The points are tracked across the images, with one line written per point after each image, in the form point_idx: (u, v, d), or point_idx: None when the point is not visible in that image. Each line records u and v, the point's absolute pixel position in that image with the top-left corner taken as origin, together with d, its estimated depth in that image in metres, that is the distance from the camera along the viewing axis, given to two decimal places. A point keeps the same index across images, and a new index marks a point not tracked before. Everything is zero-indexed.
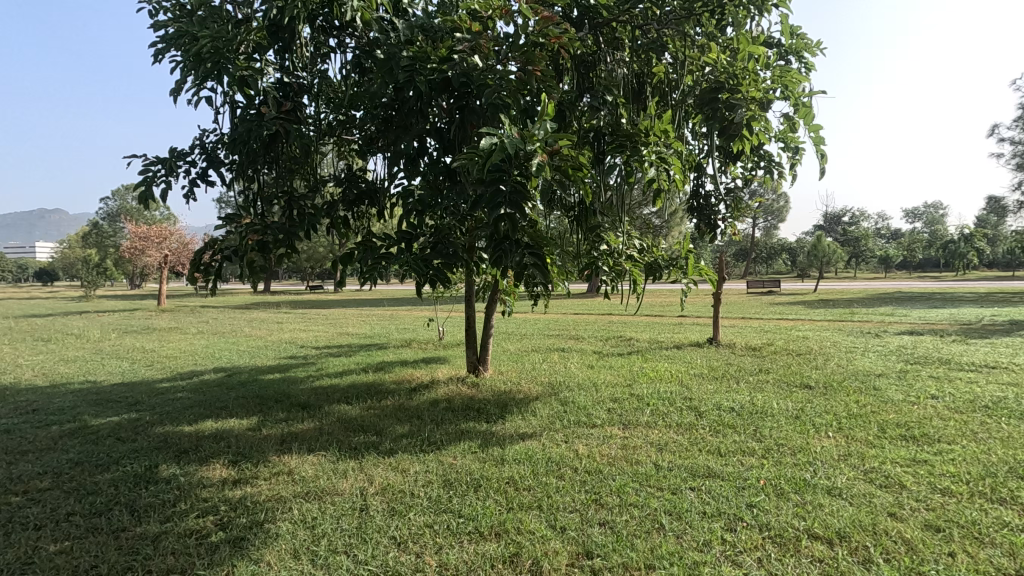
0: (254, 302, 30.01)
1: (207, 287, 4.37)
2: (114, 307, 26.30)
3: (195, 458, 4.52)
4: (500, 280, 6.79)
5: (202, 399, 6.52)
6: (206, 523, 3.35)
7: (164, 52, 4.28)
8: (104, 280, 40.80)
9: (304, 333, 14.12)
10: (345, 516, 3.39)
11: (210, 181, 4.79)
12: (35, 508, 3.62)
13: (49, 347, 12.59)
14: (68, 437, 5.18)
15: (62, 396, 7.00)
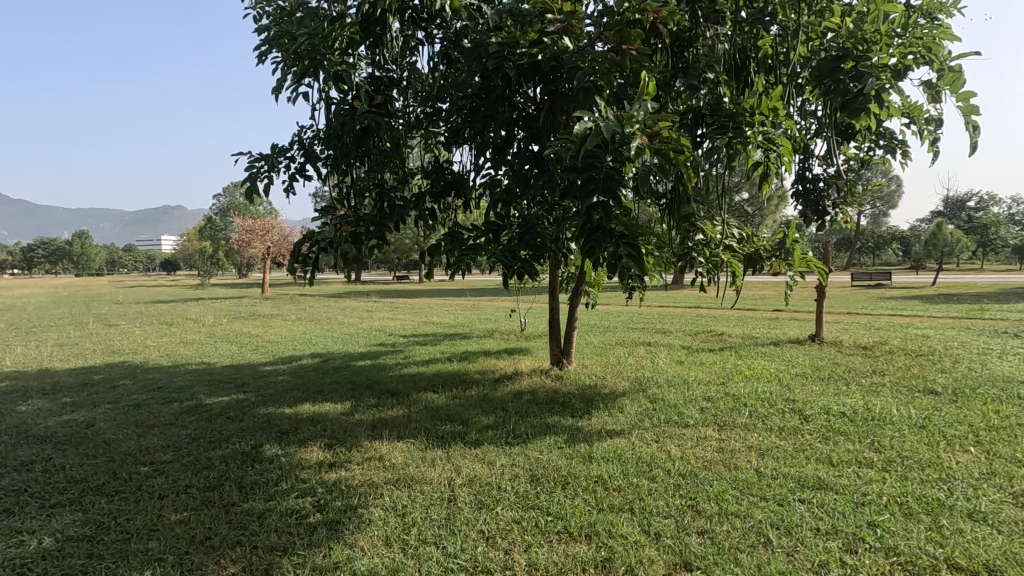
0: (346, 291, 31.60)
1: (305, 278, 4.57)
2: (225, 295, 28.70)
3: (295, 439, 4.77)
4: (584, 272, 6.63)
5: (300, 383, 6.90)
6: (305, 504, 3.50)
7: (266, 53, 4.47)
8: (217, 270, 44.93)
9: (392, 322, 14.65)
10: (434, 505, 3.41)
11: (307, 176, 4.99)
12: (159, 479, 3.96)
13: (172, 330, 13.95)
14: (186, 414, 5.65)
15: (181, 376, 7.69)
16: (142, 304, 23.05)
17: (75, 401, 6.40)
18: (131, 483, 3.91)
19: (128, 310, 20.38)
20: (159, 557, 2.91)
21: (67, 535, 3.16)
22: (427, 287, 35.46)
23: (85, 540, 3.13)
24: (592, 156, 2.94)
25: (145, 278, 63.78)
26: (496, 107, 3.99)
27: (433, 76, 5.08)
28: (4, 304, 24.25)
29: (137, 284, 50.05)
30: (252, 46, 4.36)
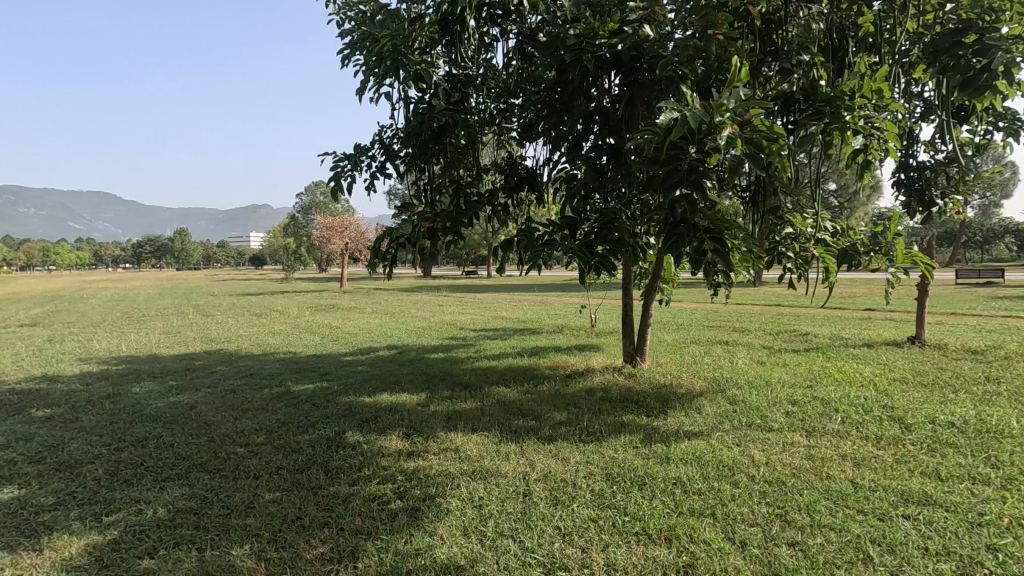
0: (418, 286, 32.54)
1: (384, 273, 4.71)
2: (306, 289, 30.31)
3: (375, 427, 4.96)
4: (661, 268, 6.43)
5: (378, 373, 7.18)
6: (386, 490, 3.63)
7: (350, 57, 4.65)
8: (300, 265, 47.65)
9: (463, 316, 14.93)
10: (509, 499, 3.44)
11: (387, 174, 5.15)
12: (254, 460, 4.25)
13: (262, 321, 14.93)
14: (276, 400, 6.04)
15: (271, 364, 8.21)
16: (234, 297, 24.82)
17: (181, 384, 7.00)
18: (230, 462, 4.22)
19: (223, 302, 22.01)
20: (256, 533, 3.11)
21: (177, 507, 3.45)
22: (496, 282, 35.81)
23: (193, 512, 3.41)
24: (676, 148, 2.84)
25: (237, 273, 68.64)
26: (572, 101, 3.94)
27: (507, 72, 5.09)
28: (119, 296, 26.90)
29: (230, 278, 53.92)
30: (336, 51, 4.55)
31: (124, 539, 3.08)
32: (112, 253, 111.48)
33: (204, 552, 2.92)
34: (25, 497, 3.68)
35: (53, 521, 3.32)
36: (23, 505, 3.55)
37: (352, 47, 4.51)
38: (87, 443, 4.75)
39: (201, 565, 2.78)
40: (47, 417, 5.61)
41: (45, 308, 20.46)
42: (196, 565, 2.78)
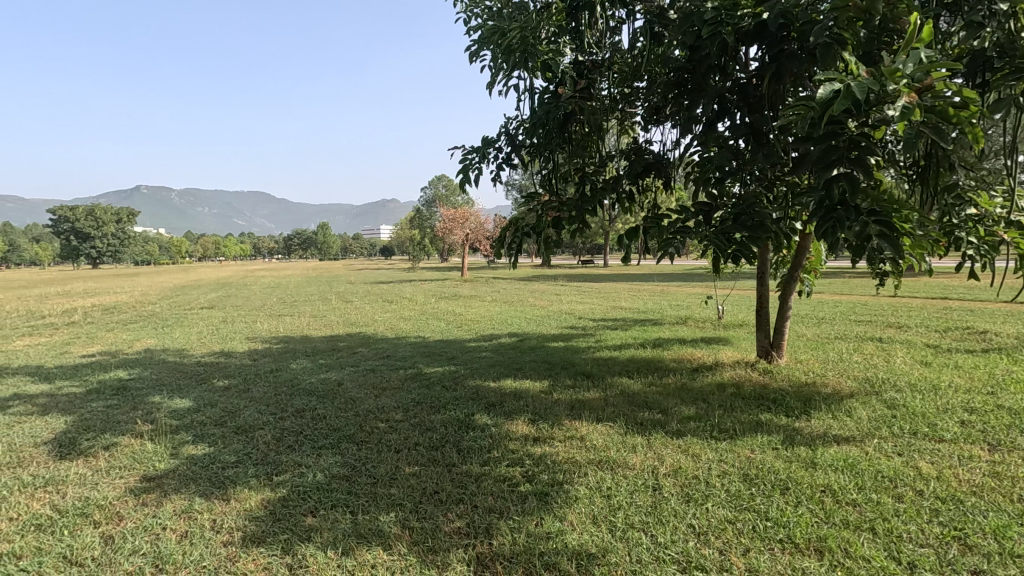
0: (535, 275, 33.01)
1: (510, 261, 4.82)
2: (431, 277, 32.05)
3: (502, 411, 5.13)
4: (804, 256, 5.87)
5: (501, 360, 7.42)
6: (515, 473, 3.74)
7: (478, 53, 4.76)
8: (424, 255, 50.50)
9: (581, 305, 14.89)
10: (639, 491, 3.38)
11: (512, 165, 5.22)
12: (394, 435, 4.60)
13: (394, 307, 16.08)
14: (411, 380, 6.48)
15: (404, 347, 8.83)
16: (369, 285, 26.95)
17: (329, 362, 7.79)
18: (373, 435, 4.62)
19: (359, 289, 24.01)
20: (400, 502, 3.36)
21: (332, 473, 3.85)
22: (613, 272, 35.18)
23: (346, 478, 3.78)
24: (834, 121, 2.55)
25: (368, 263, 74.29)
26: (705, 79, 3.70)
27: (634, 53, 4.90)
28: (276, 283, 30.43)
29: (364, 268, 58.56)
30: (465, 47, 4.69)
31: (291, 497, 3.50)
32: (268, 246, 126.75)
33: (357, 515, 3.22)
34: (214, 453, 4.33)
35: (236, 476, 3.86)
36: (213, 460, 4.17)
37: (479, 43, 4.62)
38: (258, 411, 5.46)
39: (355, 527, 3.07)
40: (227, 387, 6.54)
41: (220, 293, 23.73)
42: (350, 526, 3.08)
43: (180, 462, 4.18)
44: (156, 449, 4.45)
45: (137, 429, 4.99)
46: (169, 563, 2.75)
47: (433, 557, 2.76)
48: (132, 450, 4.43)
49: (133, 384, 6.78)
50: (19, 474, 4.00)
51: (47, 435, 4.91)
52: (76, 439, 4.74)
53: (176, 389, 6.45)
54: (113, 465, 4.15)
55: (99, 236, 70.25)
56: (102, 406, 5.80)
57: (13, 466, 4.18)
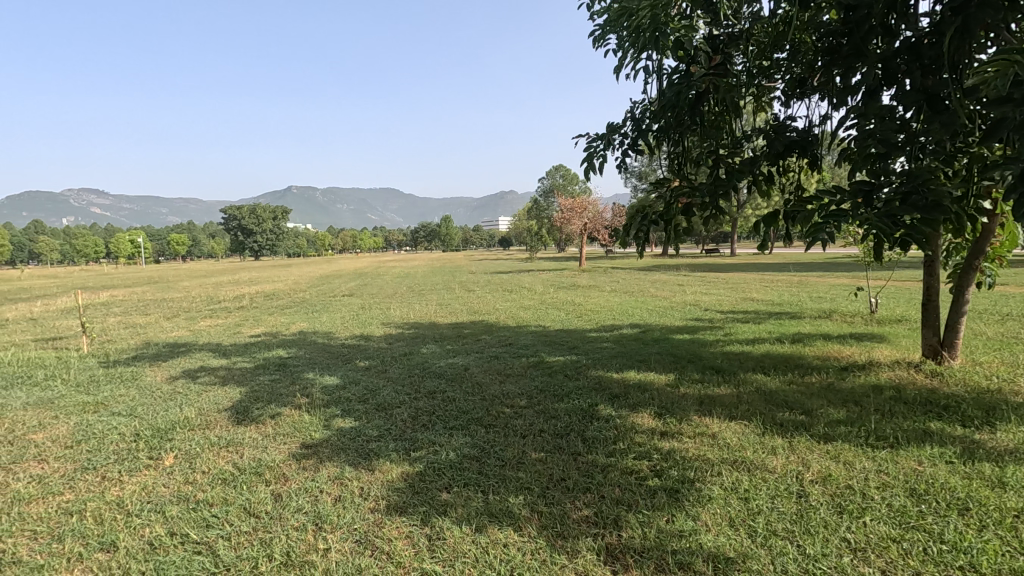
0: (655, 265, 31.88)
1: (635, 250, 4.66)
2: (549, 268, 32.28)
3: (626, 403, 5.03)
4: (990, 242, 4.99)
5: (623, 351, 7.28)
6: (643, 466, 3.65)
7: (603, 37, 4.64)
8: (541, 245, 51.02)
9: (707, 296, 14.11)
10: (781, 497, 3.13)
11: (637, 151, 5.02)
12: (520, 421, 4.71)
13: (513, 296, 16.43)
14: (533, 368, 6.60)
15: (525, 336, 9.01)
16: (489, 275, 27.80)
17: (456, 348, 8.18)
18: (500, 420, 4.77)
19: (481, 279, 24.84)
20: (527, 486, 3.44)
21: (463, 453, 4.03)
22: (742, 261, 32.88)
23: (476, 458, 3.95)
24: None
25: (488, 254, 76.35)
26: (865, 42, 3.27)
27: (776, 22, 4.46)
28: (405, 273, 32.38)
29: (483, 258, 60.36)
30: (589, 32, 4.61)
31: (427, 473, 3.72)
32: (397, 239, 136.06)
33: (488, 495, 3.35)
34: (359, 427, 4.75)
35: (378, 450, 4.20)
36: (359, 434, 4.58)
37: (605, 27, 4.51)
38: (395, 390, 5.90)
39: (487, 506, 3.20)
40: (367, 368, 7.14)
41: (357, 282, 25.89)
42: (482, 505, 3.21)
43: (332, 433, 4.64)
44: (311, 420, 4.99)
45: (296, 401, 5.64)
46: (326, 523, 3.06)
47: (562, 542, 2.78)
48: (293, 420, 5.02)
49: (291, 362, 7.65)
50: (208, 435, 4.70)
51: (227, 402, 5.72)
52: (250, 408, 5.47)
53: (326, 368, 7.17)
54: (278, 432, 4.72)
55: (260, 232, 80.01)
56: (268, 380, 6.62)
57: (203, 427, 4.93)
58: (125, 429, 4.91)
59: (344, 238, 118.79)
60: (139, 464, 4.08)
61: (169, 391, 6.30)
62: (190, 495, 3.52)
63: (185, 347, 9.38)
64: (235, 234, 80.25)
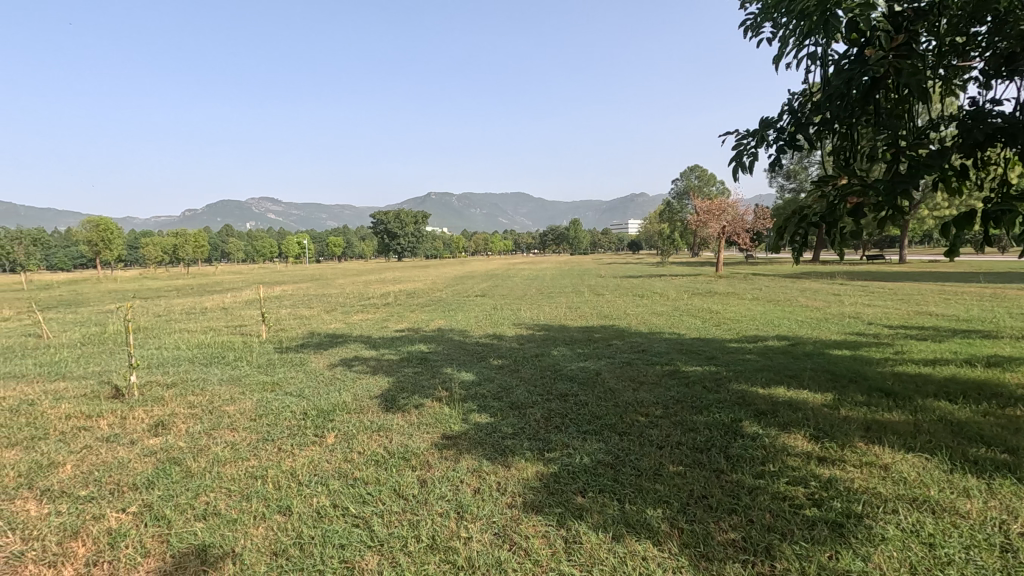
0: (804, 271, 28.88)
1: (791, 255, 4.23)
2: (682, 273, 30.81)
3: (776, 422, 4.62)
4: None
5: (769, 365, 6.69)
6: (798, 493, 3.32)
7: (759, 26, 4.29)
8: (674, 249, 49.00)
9: (870, 308, 12.48)
10: (977, 548, 2.65)
11: (796, 147, 4.55)
12: (656, 431, 4.54)
13: (644, 302, 15.92)
14: (668, 377, 6.34)
15: (658, 343, 8.67)
16: (618, 279, 27.25)
17: (586, 352, 8.13)
18: (634, 428, 4.64)
19: (610, 283, 24.49)
20: (666, 500, 3.29)
21: (597, 459, 3.98)
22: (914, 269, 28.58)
23: (610, 465, 3.87)
24: None
25: (615, 258, 74.58)
26: None
27: None
28: (533, 276, 32.87)
29: (611, 262, 59.21)
30: (741, 23, 4.34)
31: (563, 475, 3.74)
32: (527, 242, 139.40)
33: (624, 504, 3.27)
34: (495, 424, 4.90)
35: (513, 447, 4.31)
36: (494, 430, 4.74)
37: (760, 16, 4.21)
38: (528, 390, 6.01)
39: (623, 516, 3.12)
40: (501, 366, 7.37)
41: (489, 283, 26.89)
42: (618, 514, 3.14)
43: (469, 427, 4.85)
44: (451, 413, 5.27)
45: (437, 394, 5.99)
46: (467, 512, 3.20)
47: (706, 565, 2.63)
48: (434, 411, 5.34)
49: (431, 357, 8.16)
50: (362, 419, 5.17)
51: (378, 390, 6.25)
52: (397, 397, 5.92)
53: (463, 364, 7.54)
54: (421, 421, 5.05)
55: (402, 234, 86.55)
56: (412, 372, 7.13)
57: (358, 412, 5.43)
58: (296, 408, 5.58)
59: (476, 241, 124.16)
60: (307, 440, 4.62)
61: (330, 377, 7.05)
62: (348, 472, 3.89)
63: (342, 338, 10.43)
64: (381, 237, 87.67)
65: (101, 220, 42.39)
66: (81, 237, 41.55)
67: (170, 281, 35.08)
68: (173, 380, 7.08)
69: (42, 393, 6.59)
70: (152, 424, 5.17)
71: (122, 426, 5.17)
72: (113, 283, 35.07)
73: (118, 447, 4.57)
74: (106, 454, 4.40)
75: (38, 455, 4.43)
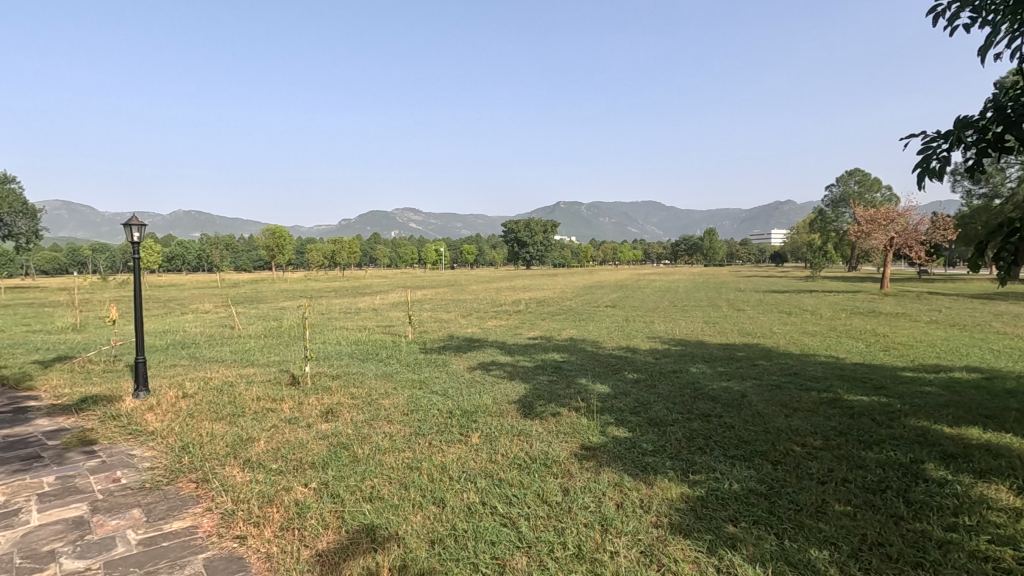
0: (1000, 292, 24.40)
1: (995, 273, 3.60)
2: (839, 289, 27.63)
3: (970, 468, 3.98)
4: None
5: (957, 400, 5.76)
6: (1005, 555, 2.84)
7: (959, 12, 3.75)
8: (827, 262, 44.26)
9: None
10: None
11: (1004, 148, 3.87)
12: (815, 463, 4.15)
13: (793, 320, 14.55)
14: (827, 405, 5.74)
15: (814, 366, 7.89)
16: (762, 293, 25.26)
17: (729, 371, 7.65)
18: (789, 458, 4.27)
19: (753, 298, 22.78)
20: (834, 542, 2.99)
21: (748, 487, 3.74)
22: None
23: (763, 496, 3.61)
24: None
25: (755, 270, 69.04)
26: None
27: None
28: (666, 288, 31.65)
29: (751, 274, 54.91)
30: (932, 10, 3.86)
31: (710, 500, 3.56)
32: (659, 252, 135.00)
33: (783, 540, 3.03)
34: (634, 439, 4.82)
35: (655, 465, 4.19)
36: (634, 445, 4.66)
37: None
38: (667, 407, 5.81)
39: (783, 553, 2.90)
40: (636, 380, 7.22)
41: (619, 294, 26.37)
42: (777, 550, 2.92)
43: (608, 440, 4.82)
44: (588, 424, 5.28)
45: (573, 404, 6.04)
46: (611, 526, 3.19)
47: None
48: (572, 421, 5.39)
49: (565, 366, 8.24)
50: (503, 422, 5.39)
51: (515, 396, 6.45)
52: (534, 404, 6.07)
53: (598, 376, 7.51)
54: (560, 430, 5.13)
55: (532, 243, 88.32)
56: (547, 380, 7.26)
57: (499, 415, 5.68)
58: (441, 406, 5.96)
59: (605, 250, 122.76)
60: (454, 438, 4.91)
61: (470, 379, 7.43)
62: (493, 472, 4.08)
63: (479, 342, 10.92)
64: (512, 245, 90.35)
65: (277, 228, 48.91)
66: (262, 243, 48.14)
67: (328, 283, 39.56)
68: (337, 373, 7.95)
69: (239, 376, 7.78)
70: (324, 411, 5.86)
71: (300, 410, 5.92)
72: (285, 284, 40.15)
73: (298, 428, 5.26)
74: (289, 434, 5.08)
75: (239, 429, 5.24)
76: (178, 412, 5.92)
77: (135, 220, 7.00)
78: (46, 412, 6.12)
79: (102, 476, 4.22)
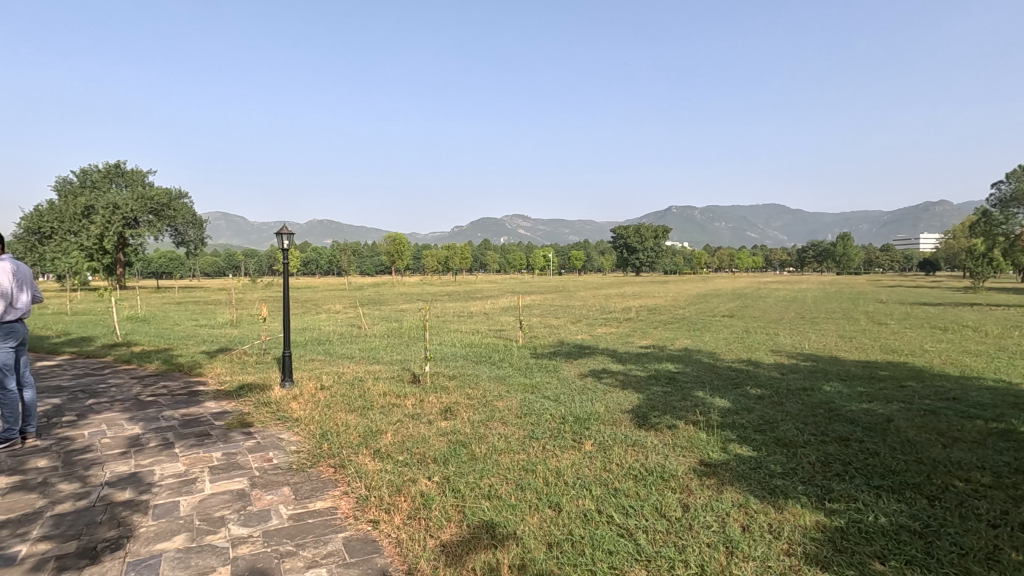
0: None
1: None
2: (1010, 303, 23.70)
3: None
4: None
5: None
6: None
7: None
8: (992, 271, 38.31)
9: None
10: None
11: None
12: (983, 503, 3.61)
13: (950, 336, 12.77)
14: (997, 437, 4.97)
15: (978, 391, 6.86)
16: (909, 305, 22.46)
17: (870, 392, 6.90)
18: (950, 495, 3.76)
19: (897, 310, 20.29)
20: None
21: (898, 522, 3.36)
22: None
23: (918, 535, 3.22)
24: None
25: (899, 279, 61.56)
26: None
27: None
28: (791, 298, 29.31)
29: (895, 284, 48.91)
30: None
31: (852, 533, 3.24)
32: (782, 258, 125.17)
33: None
34: (760, 458, 4.52)
35: (784, 488, 3.90)
36: (760, 465, 4.37)
37: None
38: (796, 427, 5.38)
39: None
40: (759, 396, 6.76)
41: (738, 303, 24.83)
42: None
43: (730, 457, 4.57)
44: (707, 439, 5.04)
45: (690, 417, 5.80)
46: (738, 549, 3.03)
47: None
48: (690, 435, 5.17)
49: (680, 377, 7.93)
50: (616, 432, 5.31)
51: (628, 405, 6.33)
52: (649, 414, 5.91)
53: (717, 389, 7.14)
54: (677, 443, 4.95)
55: (642, 249, 86.05)
56: (662, 391, 7.03)
57: (612, 424, 5.61)
58: (554, 411, 6.02)
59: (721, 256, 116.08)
60: (567, 443, 4.94)
61: (582, 386, 7.41)
62: (608, 481, 4.04)
63: (590, 349, 10.86)
64: (621, 250, 88.78)
65: (398, 235, 52.30)
66: (383, 249, 51.60)
67: (442, 287, 41.98)
68: (453, 374, 8.31)
69: (367, 372, 8.43)
70: (443, 409, 6.16)
71: (422, 407, 6.28)
72: (403, 288, 43.10)
73: (420, 424, 5.59)
74: (413, 429, 5.41)
75: (369, 421, 5.69)
76: (317, 403, 6.55)
77: (285, 228, 7.87)
78: (213, 396, 7.07)
79: (258, 455, 4.79)
